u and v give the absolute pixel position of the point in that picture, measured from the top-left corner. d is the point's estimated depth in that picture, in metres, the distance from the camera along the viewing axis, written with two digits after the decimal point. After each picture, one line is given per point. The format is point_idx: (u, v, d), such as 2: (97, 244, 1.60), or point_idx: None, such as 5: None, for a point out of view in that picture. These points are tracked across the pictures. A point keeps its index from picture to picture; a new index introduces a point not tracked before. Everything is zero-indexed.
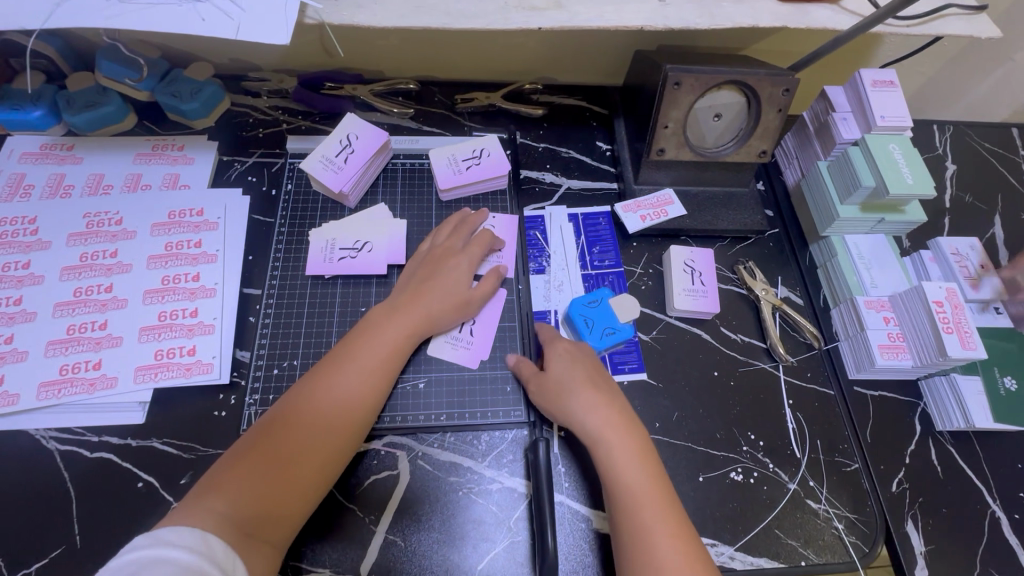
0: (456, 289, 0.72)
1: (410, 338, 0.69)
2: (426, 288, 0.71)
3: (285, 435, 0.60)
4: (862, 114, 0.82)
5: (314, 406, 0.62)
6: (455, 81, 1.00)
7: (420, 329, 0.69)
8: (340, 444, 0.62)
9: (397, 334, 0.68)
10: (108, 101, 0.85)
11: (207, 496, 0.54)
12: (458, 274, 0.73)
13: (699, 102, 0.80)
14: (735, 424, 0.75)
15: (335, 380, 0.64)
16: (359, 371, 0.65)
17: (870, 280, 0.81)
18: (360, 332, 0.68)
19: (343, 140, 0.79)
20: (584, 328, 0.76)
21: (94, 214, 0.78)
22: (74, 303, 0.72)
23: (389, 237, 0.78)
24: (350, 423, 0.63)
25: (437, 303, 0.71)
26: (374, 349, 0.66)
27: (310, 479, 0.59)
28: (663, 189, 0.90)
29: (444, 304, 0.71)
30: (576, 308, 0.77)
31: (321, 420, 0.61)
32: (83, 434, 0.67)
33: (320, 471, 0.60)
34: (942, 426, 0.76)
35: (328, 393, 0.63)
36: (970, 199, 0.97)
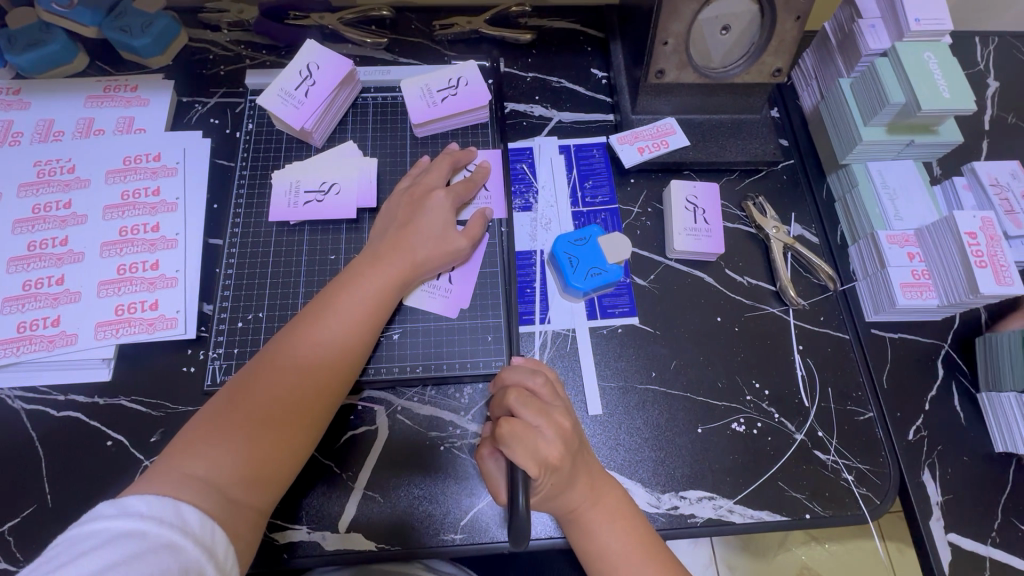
0: (440, 234, 0.66)
1: (392, 290, 0.64)
2: (406, 233, 0.65)
3: (263, 394, 0.56)
4: (893, 20, 0.71)
5: (293, 362, 0.58)
6: (434, 7, 0.90)
7: (403, 279, 0.64)
8: (323, 402, 0.58)
9: (379, 286, 0.63)
10: (52, 39, 0.78)
11: (180, 462, 0.51)
12: (440, 215, 0.67)
13: (703, 12, 0.70)
14: (739, 372, 0.70)
15: (313, 337, 0.59)
16: (339, 325, 0.60)
17: (895, 211, 0.72)
18: (339, 285, 0.63)
19: (303, 71, 0.71)
20: (565, 266, 0.70)
21: (45, 162, 0.73)
22: (29, 258, 0.67)
23: (358, 177, 0.71)
24: (333, 379, 0.59)
25: (420, 250, 0.65)
26: (355, 303, 0.61)
27: (291, 443, 0.56)
28: (664, 118, 0.81)
29: (430, 251, 0.65)
30: (559, 245, 0.71)
31: (300, 378, 0.57)
32: (49, 393, 0.64)
33: (301, 433, 0.57)
34: (1000, 446, 0.67)
35: (308, 349, 0.58)
36: (1014, 120, 0.87)
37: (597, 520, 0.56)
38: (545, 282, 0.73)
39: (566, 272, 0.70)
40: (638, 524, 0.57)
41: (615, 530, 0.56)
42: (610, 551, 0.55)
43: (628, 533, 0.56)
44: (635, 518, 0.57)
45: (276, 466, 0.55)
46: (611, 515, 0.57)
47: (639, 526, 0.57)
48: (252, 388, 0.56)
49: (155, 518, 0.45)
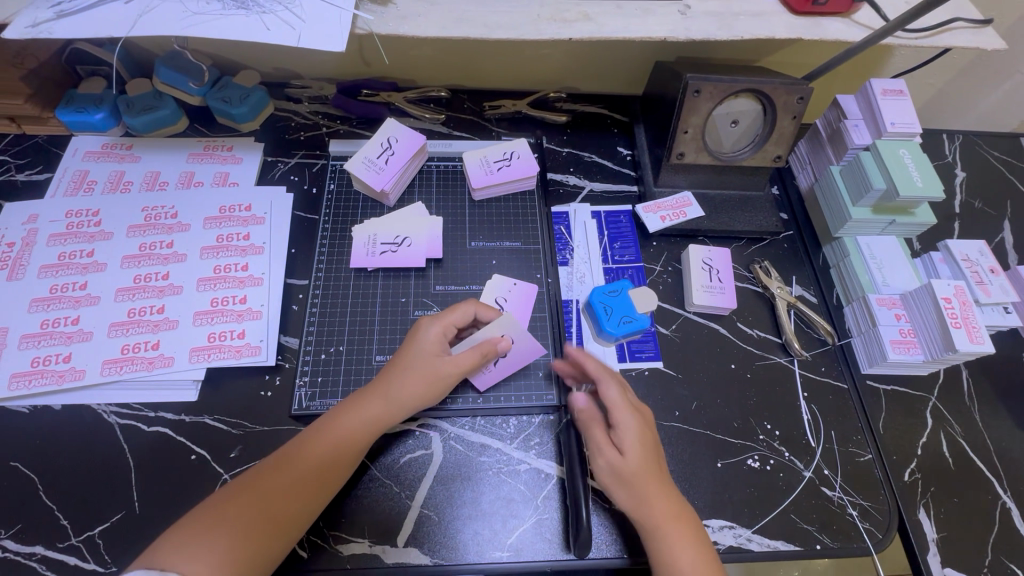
0: (429, 383, 0.68)
1: (371, 431, 0.66)
2: (395, 372, 0.68)
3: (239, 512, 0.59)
4: (873, 121, 0.85)
5: (268, 488, 0.61)
6: (484, 90, 1.06)
7: (379, 422, 0.67)
8: (288, 527, 0.60)
9: (360, 421, 0.66)
10: (164, 106, 0.91)
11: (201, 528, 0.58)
12: (435, 350, 0.69)
13: (717, 109, 0.84)
14: (752, 414, 0.79)
15: (291, 466, 0.62)
16: (317, 453, 0.64)
17: (882, 278, 0.84)
18: (327, 420, 0.66)
19: (383, 143, 0.84)
20: (600, 313, 0.80)
21: (152, 208, 0.84)
22: (134, 289, 0.77)
23: (427, 234, 0.84)
24: (301, 503, 0.61)
25: (401, 397, 0.67)
26: (334, 435, 0.65)
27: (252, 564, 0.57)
28: (681, 192, 0.94)
29: (411, 390, 0.67)
30: (594, 295, 0.82)
31: (276, 497, 0.60)
32: (141, 410, 0.72)
33: (267, 555, 0.58)
34: None
35: (285, 475, 0.62)
36: (980, 205, 1.02)
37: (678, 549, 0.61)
38: (581, 327, 0.83)
39: (601, 319, 0.80)
40: (713, 568, 0.61)
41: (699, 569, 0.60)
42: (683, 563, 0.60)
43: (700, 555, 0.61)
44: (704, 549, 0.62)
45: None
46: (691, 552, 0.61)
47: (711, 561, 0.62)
48: (229, 505, 0.59)
49: None
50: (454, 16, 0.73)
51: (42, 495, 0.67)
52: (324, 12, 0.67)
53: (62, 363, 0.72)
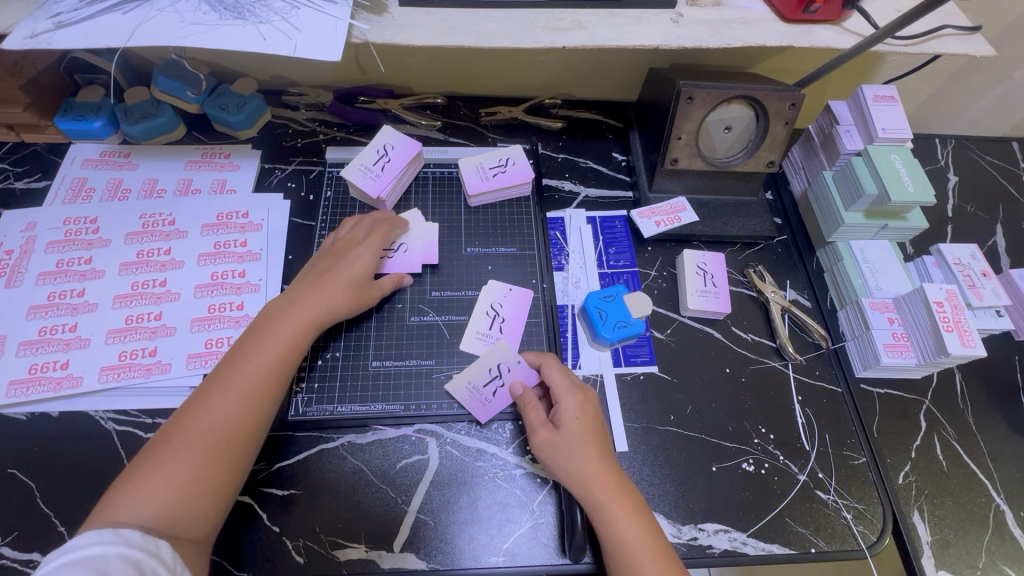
0: (353, 282, 0.73)
1: (310, 330, 0.69)
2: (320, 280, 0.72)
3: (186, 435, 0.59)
4: (864, 127, 0.86)
5: (212, 406, 0.60)
6: (480, 97, 1.07)
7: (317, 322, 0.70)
8: (243, 439, 0.61)
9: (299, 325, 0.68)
10: (161, 114, 0.92)
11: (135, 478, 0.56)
12: (359, 269, 0.74)
13: (710, 115, 0.85)
14: (747, 418, 0.79)
15: (232, 379, 0.63)
16: (262, 358, 0.65)
17: (875, 282, 0.85)
18: (259, 330, 0.68)
19: (380, 150, 0.85)
20: (596, 319, 0.81)
21: (149, 215, 0.85)
22: (132, 296, 0.78)
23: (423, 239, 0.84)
24: (252, 413, 0.62)
25: (331, 297, 0.71)
26: (272, 341, 0.66)
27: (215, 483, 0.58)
28: (676, 197, 0.94)
29: (335, 301, 0.71)
30: (590, 300, 0.82)
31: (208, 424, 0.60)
32: (139, 416, 0.72)
33: (212, 480, 0.58)
34: None
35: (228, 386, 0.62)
36: (972, 209, 1.02)
37: (639, 554, 0.60)
38: (576, 332, 0.84)
39: (597, 324, 0.80)
40: (660, 546, 0.61)
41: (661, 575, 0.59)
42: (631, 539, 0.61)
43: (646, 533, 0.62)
44: (668, 554, 0.61)
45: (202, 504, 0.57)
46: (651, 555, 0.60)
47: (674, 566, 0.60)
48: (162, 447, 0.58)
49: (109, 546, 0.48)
50: (449, 25, 0.74)
51: (39, 502, 0.67)
52: (320, 22, 0.67)
53: (60, 370, 0.73)
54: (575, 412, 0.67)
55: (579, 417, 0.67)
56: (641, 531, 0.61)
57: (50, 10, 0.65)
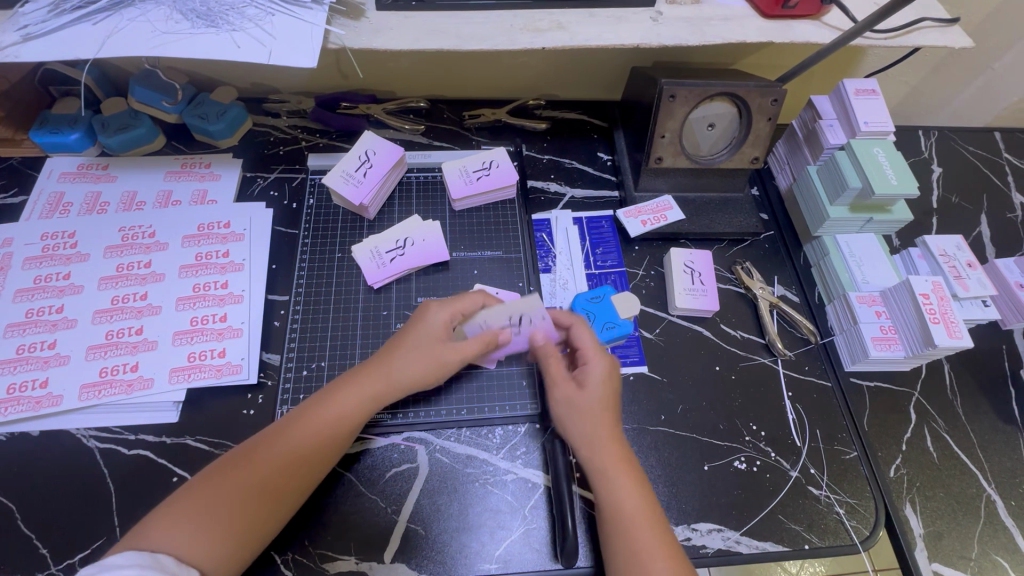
0: (432, 360, 0.68)
1: (372, 408, 0.67)
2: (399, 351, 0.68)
3: (232, 484, 0.59)
4: (847, 120, 0.86)
5: (275, 456, 0.61)
6: (463, 99, 1.06)
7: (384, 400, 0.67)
8: (283, 499, 0.61)
9: (369, 400, 0.66)
10: (140, 124, 0.91)
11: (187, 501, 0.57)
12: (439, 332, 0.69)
13: (693, 113, 0.85)
14: (738, 415, 0.79)
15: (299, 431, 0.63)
16: (326, 431, 0.64)
17: (862, 276, 0.85)
18: (333, 388, 0.66)
19: (362, 156, 0.84)
20: (584, 319, 0.80)
21: (129, 228, 0.83)
22: (112, 310, 0.76)
23: (424, 231, 0.82)
24: (299, 479, 0.62)
25: (403, 375, 0.67)
26: (339, 416, 0.64)
27: (247, 541, 0.58)
28: (661, 196, 0.94)
29: (411, 366, 0.68)
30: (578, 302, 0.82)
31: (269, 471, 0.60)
32: (122, 433, 0.71)
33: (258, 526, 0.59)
34: None
35: (282, 447, 0.62)
36: (957, 200, 1.03)
37: (641, 528, 0.60)
38: None
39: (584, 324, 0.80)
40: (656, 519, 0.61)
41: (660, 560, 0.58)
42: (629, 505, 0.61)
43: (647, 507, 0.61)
44: (666, 533, 0.60)
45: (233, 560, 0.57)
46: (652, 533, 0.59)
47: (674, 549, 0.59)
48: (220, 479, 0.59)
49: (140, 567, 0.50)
50: (427, 28, 0.73)
51: (21, 524, 0.66)
52: (295, 28, 0.67)
53: (39, 389, 0.71)
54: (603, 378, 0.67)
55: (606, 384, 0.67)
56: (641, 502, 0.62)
57: (17, 22, 0.63)
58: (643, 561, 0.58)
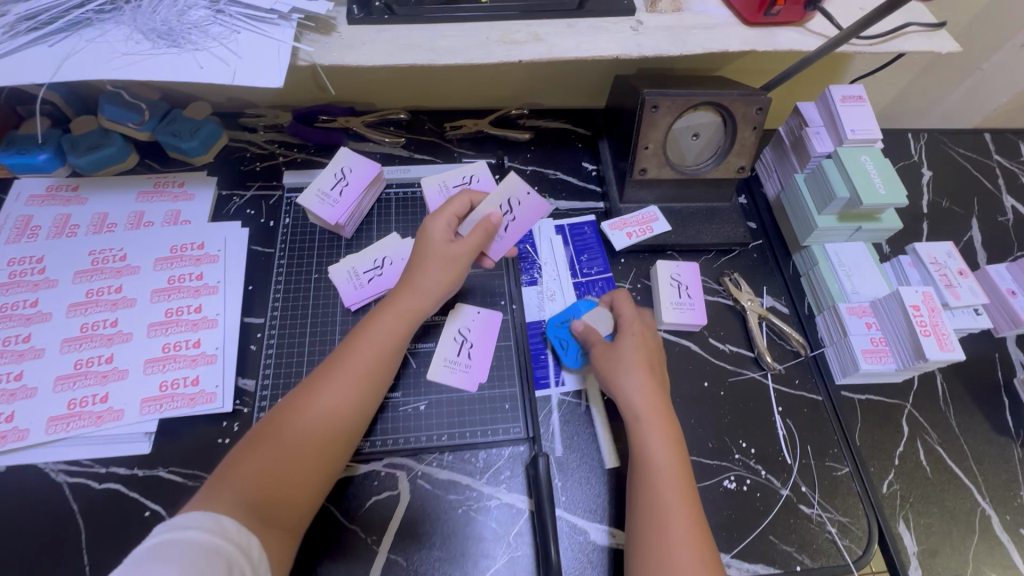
0: (448, 267, 0.70)
1: (409, 325, 0.69)
2: (417, 265, 0.70)
3: (287, 428, 0.59)
4: (834, 128, 0.84)
5: (322, 396, 0.62)
6: (444, 110, 1.04)
7: (416, 313, 0.69)
8: (341, 438, 0.62)
9: (400, 317, 0.68)
10: (110, 143, 0.88)
11: (242, 458, 0.57)
12: (445, 242, 0.71)
13: (677, 123, 0.83)
14: (727, 433, 0.77)
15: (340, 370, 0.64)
16: (368, 354, 0.65)
17: (851, 286, 0.83)
18: (365, 324, 0.68)
19: (337, 173, 0.82)
20: (557, 343, 0.79)
21: (99, 251, 0.81)
22: (81, 338, 0.74)
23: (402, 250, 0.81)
24: (354, 410, 0.63)
25: (427, 290, 0.69)
26: (375, 340, 0.66)
27: (316, 475, 0.60)
28: (648, 206, 0.92)
29: (431, 285, 0.70)
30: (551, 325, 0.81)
31: (320, 414, 0.61)
32: (92, 466, 0.69)
33: (322, 467, 0.60)
34: None
35: (328, 387, 0.63)
36: (947, 204, 1.01)
37: (671, 510, 0.60)
38: (555, 347, 0.81)
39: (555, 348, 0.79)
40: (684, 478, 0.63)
41: (688, 550, 0.57)
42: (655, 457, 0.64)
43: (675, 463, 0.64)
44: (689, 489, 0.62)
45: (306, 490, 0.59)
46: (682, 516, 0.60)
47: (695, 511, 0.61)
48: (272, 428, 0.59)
49: (198, 528, 0.50)
50: (401, 42, 0.71)
51: None
52: (261, 46, 0.64)
53: (5, 423, 0.69)
54: (632, 356, 0.70)
55: (635, 360, 0.70)
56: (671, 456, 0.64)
57: None
58: (659, 508, 0.60)
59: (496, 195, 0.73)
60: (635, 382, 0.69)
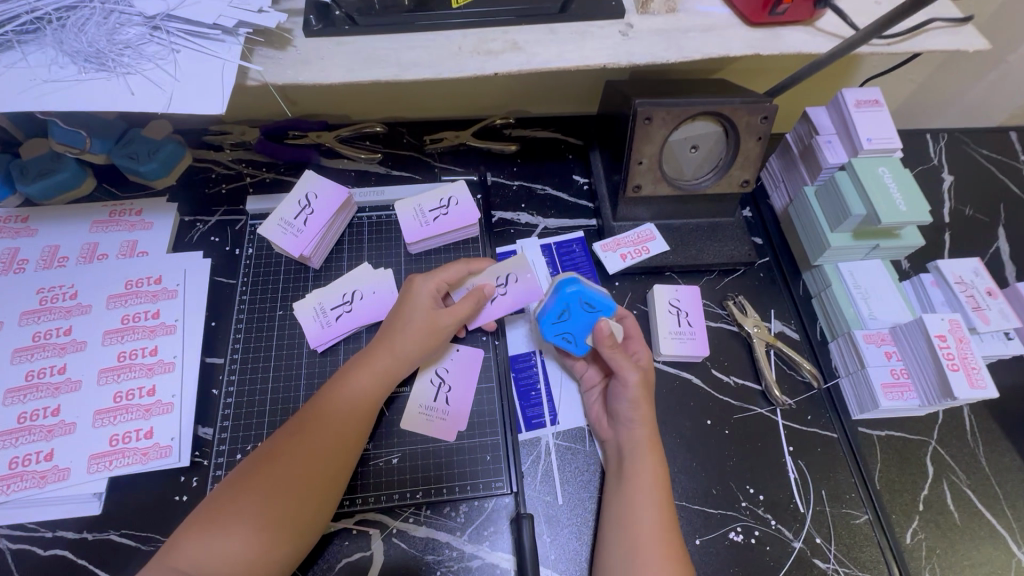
0: (431, 334, 0.65)
1: (385, 385, 0.64)
2: (396, 324, 0.66)
3: (251, 496, 0.55)
4: (847, 136, 0.77)
5: (290, 461, 0.57)
6: (424, 121, 0.97)
7: (393, 375, 0.65)
8: (309, 507, 0.57)
9: (376, 379, 0.63)
10: (62, 168, 0.82)
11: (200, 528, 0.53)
12: (430, 305, 0.66)
13: (674, 135, 0.75)
14: (732, 477, 0.70)
15: (310, 433, 0.59)
16: (340, 415, 0.61)
17: (869, 310, 0.76)
18: (341, 382, 0.63)
19: (302, 200, 0.76)
20: (553, 313, 0.68)
21: (48, 290, 0.75)
22: (26, 388, 0.68)
23: (374, 281, 0.75)
24: (324, 477, 0.58)
25: (407, 352, 0.65)
26: (349, 401, 0.62)
27: (280, 550, 0.54)
28: (643, 224, 0.85)
29: (412, 346, 0.65)
30: (567, 293, 0.66)
31: (286, 480, 0.56)
32: (37, 531, 0.63)
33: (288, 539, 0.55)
34: None
35: (297, 452, 0.58)
36: (971, 212, 0.93)
37: (648, 545, 0.57)
38: (548, 382, 0.74)
39: (543, 316, 0.68)
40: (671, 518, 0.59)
41: None
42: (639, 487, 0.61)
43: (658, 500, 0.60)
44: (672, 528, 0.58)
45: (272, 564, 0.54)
46: (660, 549, 0.57)
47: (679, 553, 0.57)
48: (235, 495, 0.55)
49: None
50: (363, 56, 0.64)
51: None
52: (201, 66, 0.57)
53: None
54: (638, 391, 0.64)
55: (639, 396, 0.64)
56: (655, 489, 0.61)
57: None
58: (636, 542, 0.58)
59: (497, 267, 0.71)
60: (633, 417, 0.64)
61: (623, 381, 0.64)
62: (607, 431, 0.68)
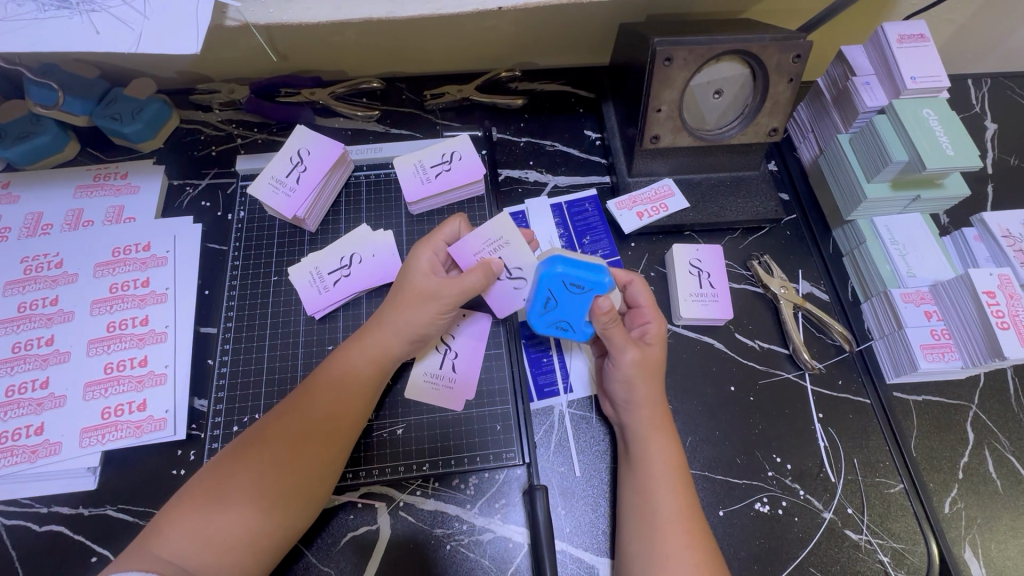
0: (428, 302, 0.60)
1: (382, 360, 0.60)
2: (393, 300, 0.62)
3: (244, 469, 0.52)
4: (888, 77, 0.70)
5: (283, 437, 0.54)
6: (424, 75, 0.90)
7: (388, 356, 0.61)
8: (304, 485, 0.54)
9: (368, 356, 0.60)
10: (43, 131, 0.76)
11: (189, 502, 0.51)
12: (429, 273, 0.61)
13: (695, 78, 0.69)
14: (758, 447, 0.66)
15: (305, 409, 0.56)
16: (330, 395, 0.57)
17: (907, 267, 0.70)
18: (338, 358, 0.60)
19: (293, 158, 0.71)
20: (539, 303, 0.62)
21: (33, 258, 0.71)
22: (13, 361, 0.65)
23: (375, 245, 0.71)
24: (318, 452, 0.55)
25: (405, 324, 0.60)
26: (345, 375, 0.59)
27: (274, 527, 0.51)
28: (661, 179, 0.79)
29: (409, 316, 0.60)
30: (549, 275, 0.59)
31: (278, 454, 0.53)
32: (30, 506, 0.61)
33: (284, 517, 0.52)
34: None
35: (293, 427, 0.55)
36: (1017, 162, 0.86)
37: (667, 530, 0.53)
38: (561, 350, 0.70)
39: (532, 304, 0.62)
40: (687, 501, 0.55)
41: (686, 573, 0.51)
42: (654, 477, 0.56)
43: (676, 486, 0.56)
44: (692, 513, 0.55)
45: (261, 548, 0.51)
46: (679, 533, 0.53)
47: (700, 536, 0.53)
48: (227, 468, 0.52)
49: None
50: None
51: None
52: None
53: None
54: (632, 368, 0.60)
55: (634, 375, 0.60)
56: (669, 474, 0.56)
57: None
58: (656, 528, 0.53)
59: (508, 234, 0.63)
60: (634, 396, 0.60)
61: (618, 358, 0.60)
62: (610, 408, 0.64)
